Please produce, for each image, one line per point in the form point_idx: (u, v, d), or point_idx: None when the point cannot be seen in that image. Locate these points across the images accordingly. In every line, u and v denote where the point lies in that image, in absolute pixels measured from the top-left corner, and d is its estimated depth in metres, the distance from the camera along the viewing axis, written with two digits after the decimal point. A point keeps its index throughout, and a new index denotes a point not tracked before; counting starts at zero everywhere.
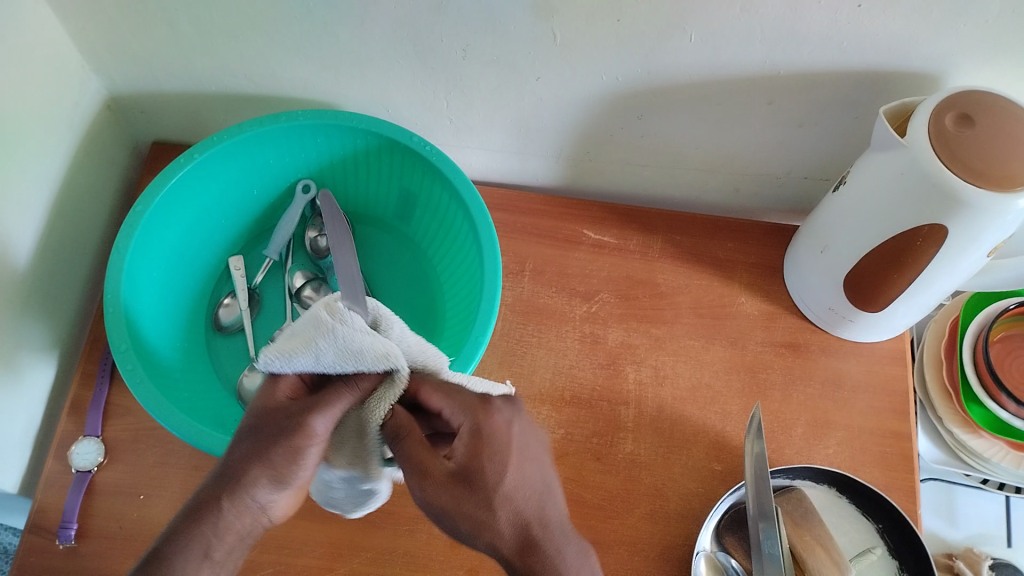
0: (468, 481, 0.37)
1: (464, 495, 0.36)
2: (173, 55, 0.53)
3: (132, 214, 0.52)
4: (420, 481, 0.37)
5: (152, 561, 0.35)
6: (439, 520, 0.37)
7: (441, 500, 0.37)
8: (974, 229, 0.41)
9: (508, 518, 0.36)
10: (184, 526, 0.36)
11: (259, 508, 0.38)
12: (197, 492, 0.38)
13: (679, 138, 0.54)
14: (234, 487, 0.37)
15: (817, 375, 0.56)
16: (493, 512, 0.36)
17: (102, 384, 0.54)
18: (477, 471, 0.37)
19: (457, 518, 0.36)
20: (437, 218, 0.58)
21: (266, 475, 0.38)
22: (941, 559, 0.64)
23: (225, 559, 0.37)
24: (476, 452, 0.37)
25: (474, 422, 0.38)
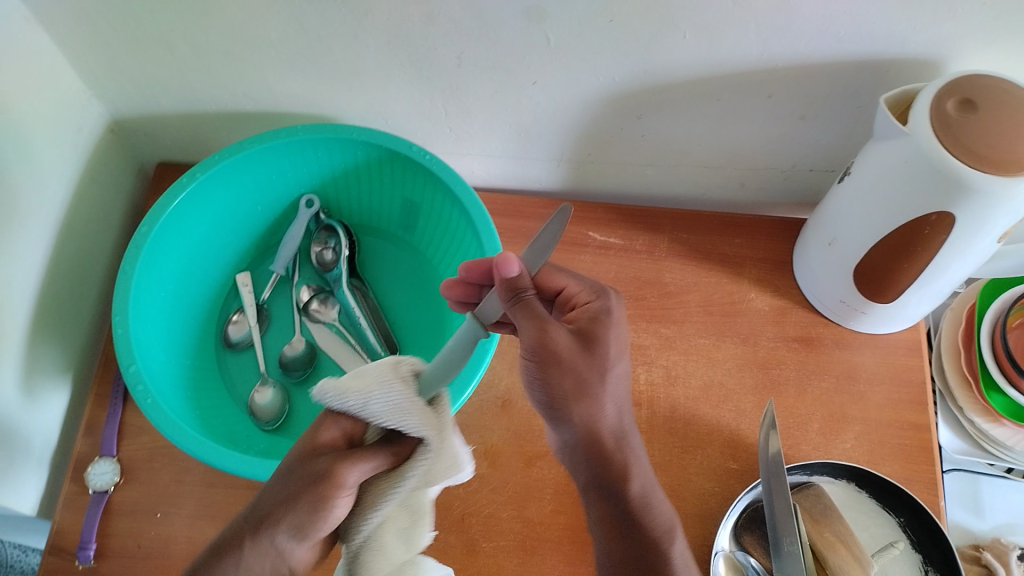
0: (586, 346, 0.41)
1: (580, 356, 0.40)
2: (173, 76, 0.53)
3: (138, 236, 0.52)
4: (539, 333, 0.39)
5: None
6: (542, 376, 0.40)
7: (552, 356, 0.39)
8: (982, 215, 0.40)
9: (611, 398, 0.41)
10: (208, 561, 0.37)
11: (279, 557, 0.38)
12: (228, 531, 0.39)
13: (681, 136, 0.54)
14: (260, 531, 0.38)
15: (831, 369, 0.56)
16: (603, 385, 0.40)
17: (116, 405, 0.55)
18: (595, 338, 0.41)
19: (558, 376, 0.39)
20: (441, 226, 0.58)
21: (290, 521, 0.38)
22: (968, 551, 0.62)
23: None
24: (595, 327, 0.42)
25: (599, 305, 0.43)
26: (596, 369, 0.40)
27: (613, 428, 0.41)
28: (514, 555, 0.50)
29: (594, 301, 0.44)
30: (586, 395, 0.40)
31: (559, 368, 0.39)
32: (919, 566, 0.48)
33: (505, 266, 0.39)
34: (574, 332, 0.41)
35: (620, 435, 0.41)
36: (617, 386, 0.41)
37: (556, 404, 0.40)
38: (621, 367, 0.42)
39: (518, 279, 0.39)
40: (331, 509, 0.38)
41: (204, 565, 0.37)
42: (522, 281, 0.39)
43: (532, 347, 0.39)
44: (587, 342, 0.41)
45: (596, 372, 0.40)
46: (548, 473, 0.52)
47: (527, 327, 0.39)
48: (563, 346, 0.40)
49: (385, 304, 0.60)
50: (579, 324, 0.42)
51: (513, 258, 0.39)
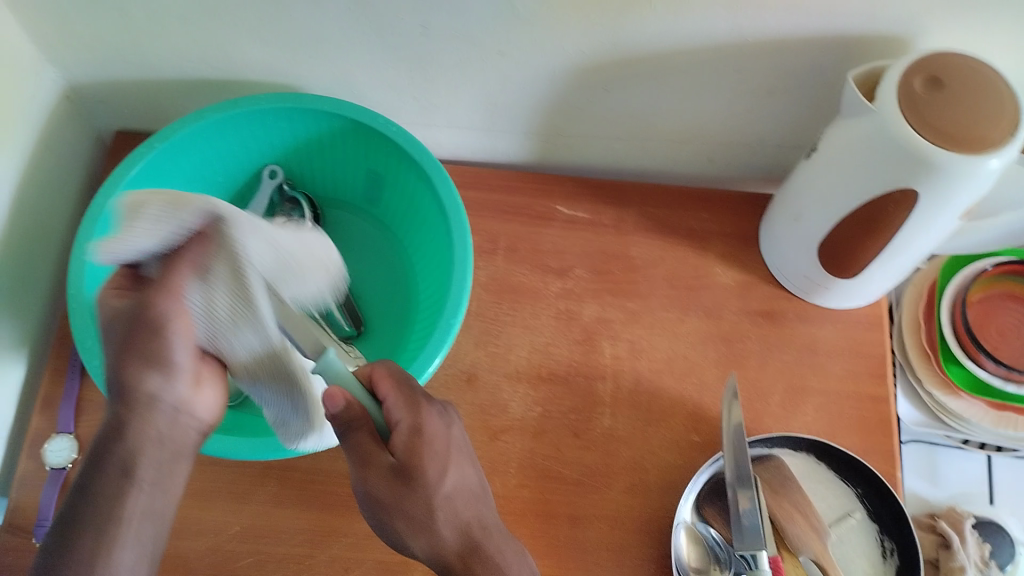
0: (406, 480, 0.38)
1: (399, 491, 0.37)
2: (129, 42, 0.52)
3: (93, 207, 0.51)
4: (364, 473, 0.38)
5: (79, 491, 0.38)
6: (379, 517, 0.38)
7: (378, 498, 0.38)
8: (943, 192, 0.41)
9: (448, 517, 0.38)
10: (105, 445, 0.39)
11: (168, 411, 0.40)
12: (111, 411, 0.40)
13: (648, 109, 0.54)
14: (138, 397, 0.39)
15: (794, 342, 0.56)
16: (433, 512, 0.37)
17: (73, 380, 0.54)
18: (416, 466, 0.38)
19: (392, 518, 0.38)
20: (406, 199, 0.58)
21: (151, 369, 0.39)
22: (923, 519, 0.64)
23: (156, 478, 0.39)
24: (413, 451, 0.38)
25: (412, 420, 0.39)
26: (417, 500, 0.37)
27: (458, 548, 0.37)
28: None
29: (405, 419, 0.39)
30: (420, 531, 0.37)
31: (387, 510, 0.38)
32: (874, 536, 0.50)
33: (329, 402, 0.38)
34: (392, 463, 0.38)
35: (468, 552, 0.37)
36: (453, 498, 0.38)
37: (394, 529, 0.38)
38: (452, 482, 0.39)
39: (346, 412, 0.38)
40: (172, 337, 0.39)
41: (100, 453, 0.39)
42: (349, 415, 0.38)
43: (364, 491, 0.38)
44: (404, 472, 0.38)
45: (422, 504, 0.37)
46: (512, 447, 0.53)
47: (357, 465, 0.38)
48: (386, 488, 0.38)
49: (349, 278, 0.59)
50: (398, 447, 0.38)
51: (338, 393, 0.38)
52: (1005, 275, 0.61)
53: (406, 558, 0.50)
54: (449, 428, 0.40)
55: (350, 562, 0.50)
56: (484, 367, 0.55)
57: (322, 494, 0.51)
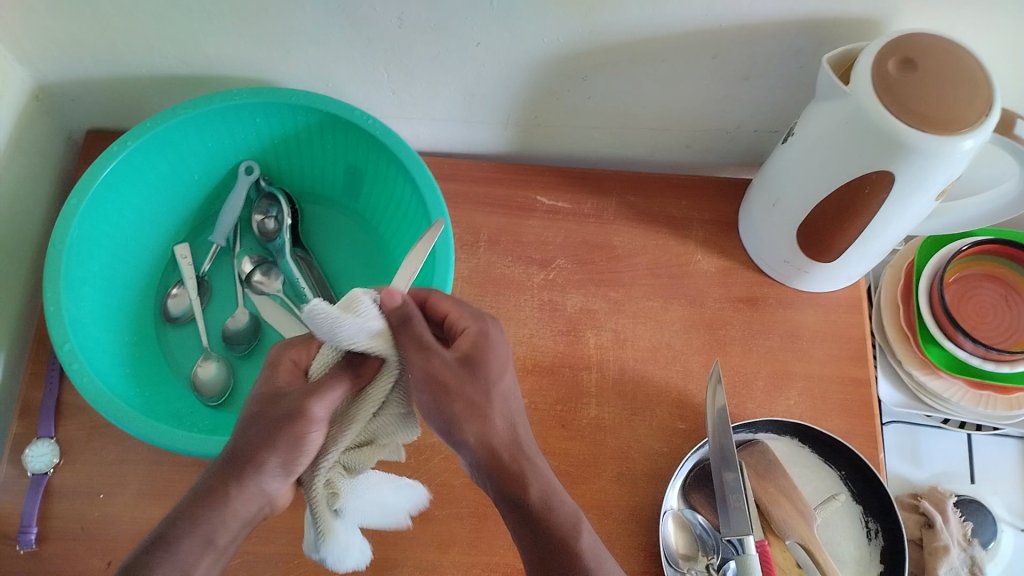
0: (470, 370, 0.39)
1: (460, 372, 0.39)
2: (99, 39, 0.51)
3: (67, 207, 0.50)
4: (424, 359, 0.38)
5: (156, 541, 0.36)
6: (433, 404, 0.38)
7: (440, 384, 0.38)
8: (920, 173, 0.41)
9: (500, 412, 0.39)
10: (195, 508, 0.37)
11: (264, 497, 0.38)
12: (205, 474, 0.39)
13: (626, 96, 0.53)
14: (244, 475, 0.38)
15: (776, 327, 0.56)
16: (491, 401, 0.38)
17: (52, 384, 0.53)
18: (478, 359, 0.39)
19: (451, 404, 0.38)
20: (385, 192, 0.57)
21: (277, 462, 0.38)
22: (907, 499, 0.65)
23: (227, 546, 0.38)
24: (480, 347, 0.39)
25: (477, 326, 0.41)
26: (482, 389, 0.39)
27: (506, 440, 0.38)
28: (470, 521, 0.50)
29: (473, 324, 0.41)
30: (474, 415, 0.38)
31: (447, 395, 0.38)
32: (859, 517, 0.50)
33: (389, 297, 0.39)
34: (455, 357, 0.39)
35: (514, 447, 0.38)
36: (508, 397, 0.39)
37: (450, 426, 0.38)
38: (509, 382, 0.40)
39: (403, 308, 0.39)
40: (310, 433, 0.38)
41: (186, 510, 0.37)
42: (407, 308, 0.39)
43: (421, 373, 0.38)
44: (471, 365, 0.39)
45: (482, 392, 0.38)
46: None
47: (413, 354, 0.38)
48: (448, 374, 0.38)
49: (330, 274, 0.59)
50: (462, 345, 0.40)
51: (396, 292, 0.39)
52: (985, 250, 0.62)
53: (396, 553, 0.50)
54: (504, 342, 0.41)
55: None
56: None
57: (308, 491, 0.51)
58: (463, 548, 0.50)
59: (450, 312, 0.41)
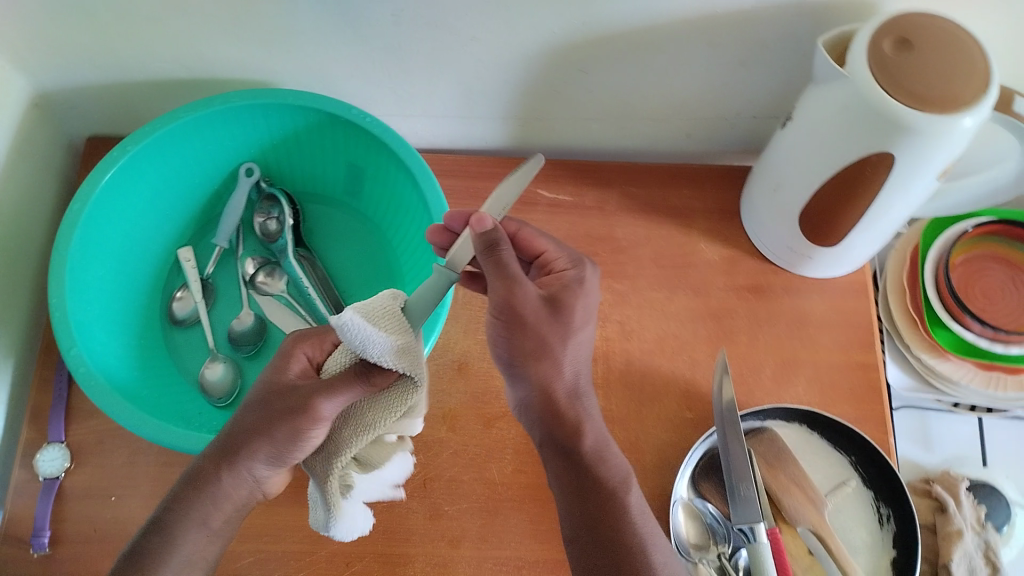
0: (556, 313, 0.41)
1: (544, 318, 0.40)
2: (97, 45, 0.51)
3: (70, 213, 0.50)
4: (507, 289, 0.39)
5: (156, 523, 0.40)
6: (507, 337, 0.40)
7: (517, 321, 0.40)
8: (920, 154, 0.41)
9: (571, 361, 0.42)
10: (188, 494, 0.40)
11: (254, 481, 0.41)
12: (204, 456, 0.41)
13: (625, 86, 0.53)
14: (235, 463, 0.40)
15: (781, 314, 0.56)
16: (563, 347, 0.41)
17: (61, 389, 0.53)
18: (563, 305, 0.41)
19: (527, 341, 0.40)
20: (386, 190, 0.57)
21: (266, 452, 0.40)
22: (918, 485, 0.65)
23: (223, 526, 0.41)
24: (566, 295, 0.42)
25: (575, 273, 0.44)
26: (561, 329, 0.41)
27: (567, 387, 0.41)
28: (479, 516, 0.50)
29: (570, 270, 0.44)
30: (550, 359, 0.41)
31: (523, 329, 0.40)
32: (871, 502, 0.50)
33: (479, 222, 0.40)
34: (541, 298, 0.41)
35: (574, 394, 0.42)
36: (579, 347, 0.42)
37: (514, 360, 0.41)
38: (585, 332, 0.43)
39: (492, 233, 0.40)
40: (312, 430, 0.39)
41: (180, 493, 0.40)
42: (495, 235, 0.40)
43: (500, 305, 0.40)
44: (555, 305, 0.41)
45: (561, 338, 0.41)
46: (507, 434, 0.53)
47: (496, 283, 0.39)
48: (530, 311, 0.40)
49: (334, 273, 0.59)
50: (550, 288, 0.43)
51: (488, 218, 0.40)
52: (994, 233, 0.61)
53: (406, 549, 0.50)
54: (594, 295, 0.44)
55: (351, 556, 0.49)
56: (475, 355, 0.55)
57: None
58: (475, 543, 0.50)
59: (549, 252, 0.46)
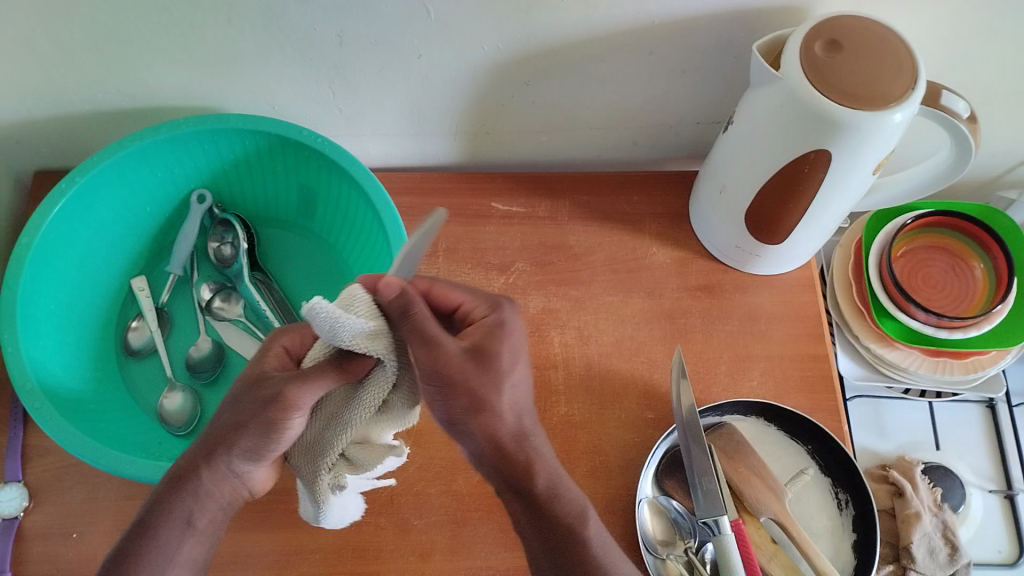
0: (481, 362, 0.37)
1: (473, 370, 0.36)
2: (40, 78, 0.51)
3: (18, 248, 0.50)
4: (432, 355, 0.36)
5: (138, 527, 0.39)
6: (441, 396, 0.37)
7: (449, 381, 0.36)
8: (855, 149, 0.43)
9: (511, 406, 0.38)
10: (169, 493, 0.40)
11: (237, 477, 0.41)
12: (184, 456, 0.41)
13: (571, 97, 0.54)
14: (215, 460, 0.40)
15: (733, 311, 0.58)
16: (500, 396, 0.37)
17: (16, 429, 0.53)
18: (491, 352, 0.37)
19: (459, 397, 0.37)
20: (339, 210, 0.57)
21: (244, 447, 0.39)
22: (875, 471, 0.67)
23: (207, 526, 0.40)
24: (493, 338, 0.38)
25: (496, 316, 0.39)
26: (493, 377, 0.37)
27: (512, 431, 0.38)
28: (448, 527, 0.51)
29: (489, 314, 0.39)
30: (485, 411, 0.37)
31: (453, 390, 0.36)
32: (829, 488, 0.51)
33: (387, 288, 0.35)
34: (466, 350, 0.37)
35: (522, 437, 0.38)
36: (518, 387, 0.38)
37: (455, 417, 0.37)
38: (519, 374, 0.38)
39: (405, 297, 0.35)
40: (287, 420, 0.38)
41: (162, 496, 0.40)
42: (408, 297, 0.35)
43: (428, 367, 0.36)
44: (481, 355, 0.37)
45: (495, 387, 0.37)
46: None
47: (417, 348, 0.36)
48: (459, 369, 0.36)
49: (290, 296, 0.59)
50: (476, 336, 0.38)
51: (394, 280, 0.36)
52: (935, 223, 0.63)
53: (376, 566, 0.50)
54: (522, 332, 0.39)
55: None
56: None
57: (286, 512, 0.51)
58: (444, 556, 0.50)
59: (465, 303, 0.40)
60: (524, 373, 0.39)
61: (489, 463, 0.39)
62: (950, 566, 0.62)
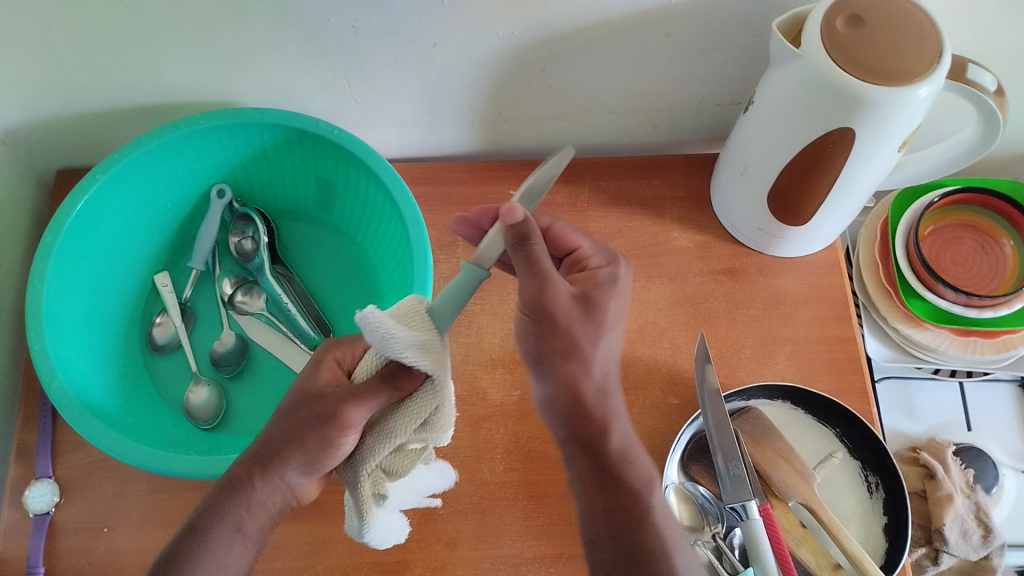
0: (588, 310, 0.41)
1: (577, 317, 0.41)
2: (57, 77, 0.51)
3: (42, 246, 0.50)
4: (539, 288, 0.39)
5: (192, 530, 0.41)
6: (536, 337, 0.42)
7: (550, 319, 0.40)
8: (881, 126, 0.42)
9: (600, 361, 0.43)
10: (222, 499, 0.41)
11: (287, 488, 0.42)
12: (236, 464, 0.42)
13: (588, 82, 0.54)
14: (267, 470, 0.42)
15: (758, 295, 0.57)
16: (593, 348, 0.42)
17: (45, 425, 0.53)
18: (596, 303, 0.42)
19: (560, 336, 0.41)
20: (358, 201, 0.57)
21: (296, 461, 0.41)
22: (906, 454, 0.66)
23: (256, 533, 0.42)
24: (600, 294, 0.42)
25: (610, 269, 0.43)
26: (593, 326, 0.42)
27: (595, 385, 0.43)
28: (474, 516, 0.51)
29: (604, 266, 0.44)
30: (580, 360, 0.42)
31: (555, 330, 0.41)
32: (858, 472, 0.51)
33: (510, 214, 0.37)
34: (575, 294, 0.41)
35: (601, 391, 0.43)
36: (607, 352, 0.43)
37: (546, 358, 0.42)
38: (614, 333, 0.43)
39: (523, 226, 0.38)
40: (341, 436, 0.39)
41: (215, 500, 0.41)
42: (528, 228, 0.38)
43: (532, 301, 0.39)
44: (587, 303, 0.41)
45: (591, 338, 0.42)
46: (497, 434, 0.53)
47: (528, 279, 0.39)
48: (568, 312, 0.40)
49: (313, 288, 0.59)
50: (581, 286, 0.42)
51: (518, 207, 0.38)
52: (966, 201, 0.62)
53: (404, 556, 0.50)
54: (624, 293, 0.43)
55: (349, 567, 0.50)
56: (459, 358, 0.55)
57: (312, 503, 0.51)
58: (472, 544, 0.50)
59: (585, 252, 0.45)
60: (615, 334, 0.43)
61: (563, 418, 0.44)
62: (983, 548, 0.62)
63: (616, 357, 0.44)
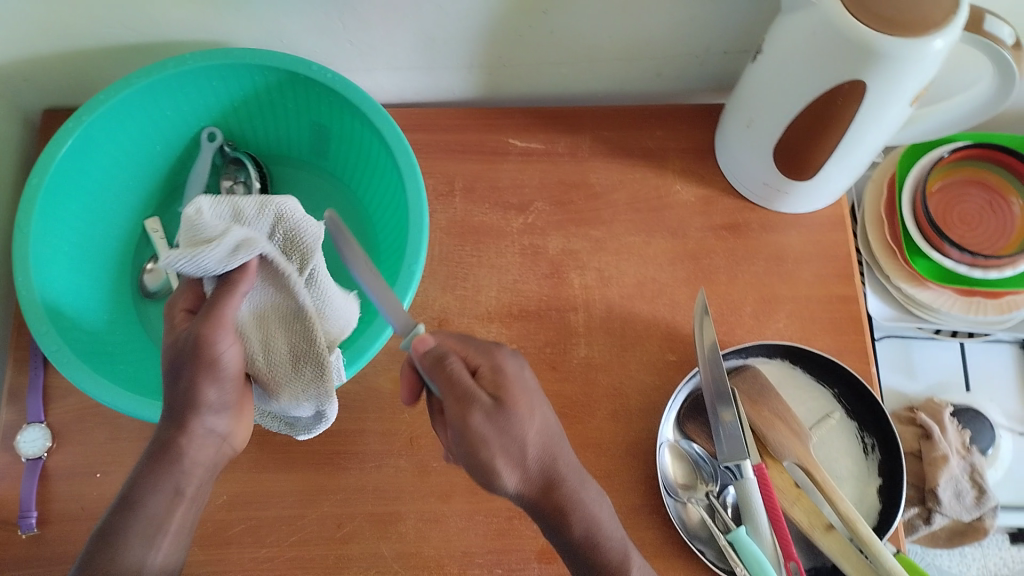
0: (501, 413, 0.38)
1: (495, 432, 0.37)
2: (41, 14, 0.49)
3: (29, 188, 0.49)
4: (462, 410, 0.37)
5: (123, 505, 0.39)
6: (464, 455, 0.38)
7: (477, 439, 0.37)
8: (892, 80, 0.40)
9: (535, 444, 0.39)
10: (152, 466, 0.39)
11: (212, 435, 0.41)
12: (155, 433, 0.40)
13: (591, 27, 0.52)
14: (187, 423, 0.40)
15: (760, 252, 0.56)
16: (504, 449, 0.38)
17: (37, 370, 0.53)
18: (506, 396, 0.39)
19: (489, 458, 0.37)
20: (353, 148, 0.56)
21: (213, 401, 0.40)
22: (903, 414, 0.65)
23: (195, 492, 0.41)
24: (500, 384, 0.39)
25: (490, 363, 0.40)
26: (510, 435, 0.38)
27: (528, 482, 0.39)
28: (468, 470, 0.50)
29: (484, 361, 0.40)
30: (515, 465, 0.38)
31: (478, 450, 0.37)
32: (855, 433, 0.50)
33: (421, 343, 0.39)
34: (489, 399, 0.38)
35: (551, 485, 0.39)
36: (537, 443, 0.39)
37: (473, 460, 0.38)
38: (536, 423, 0.39)
39: (437, 350, 0.39)
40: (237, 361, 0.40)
41: (144, 469, 0.40)
42: (442, 351, 0.39)
43: (454, 426, 0.38)
44: (501, 409, 0.38)
45: (506, 435, 0.38)
46: None
47: (451, 402, 0.38)
48: (483, 431, 0.37)
49: None
50: (485, 384, 0.39)
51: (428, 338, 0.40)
52: (996, 162, 0.60)
53: (397, 507, 0.50)
54: (523, 371, 0.41)
55: (341, 517, 0.50)
56: (454, 311, 0.54)
57: (306, 454, 0.51)
58: (464, 498, 0.50)
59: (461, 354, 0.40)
60: (540, 423, 0.39)
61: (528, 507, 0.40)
62: (976, 509, 0.63)
63: (556, 429, 0.40)
